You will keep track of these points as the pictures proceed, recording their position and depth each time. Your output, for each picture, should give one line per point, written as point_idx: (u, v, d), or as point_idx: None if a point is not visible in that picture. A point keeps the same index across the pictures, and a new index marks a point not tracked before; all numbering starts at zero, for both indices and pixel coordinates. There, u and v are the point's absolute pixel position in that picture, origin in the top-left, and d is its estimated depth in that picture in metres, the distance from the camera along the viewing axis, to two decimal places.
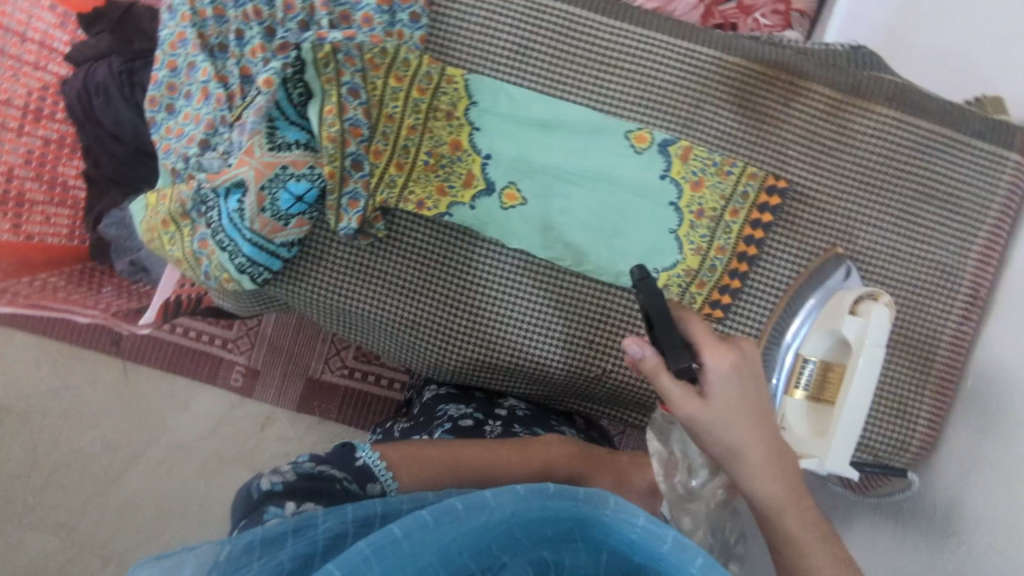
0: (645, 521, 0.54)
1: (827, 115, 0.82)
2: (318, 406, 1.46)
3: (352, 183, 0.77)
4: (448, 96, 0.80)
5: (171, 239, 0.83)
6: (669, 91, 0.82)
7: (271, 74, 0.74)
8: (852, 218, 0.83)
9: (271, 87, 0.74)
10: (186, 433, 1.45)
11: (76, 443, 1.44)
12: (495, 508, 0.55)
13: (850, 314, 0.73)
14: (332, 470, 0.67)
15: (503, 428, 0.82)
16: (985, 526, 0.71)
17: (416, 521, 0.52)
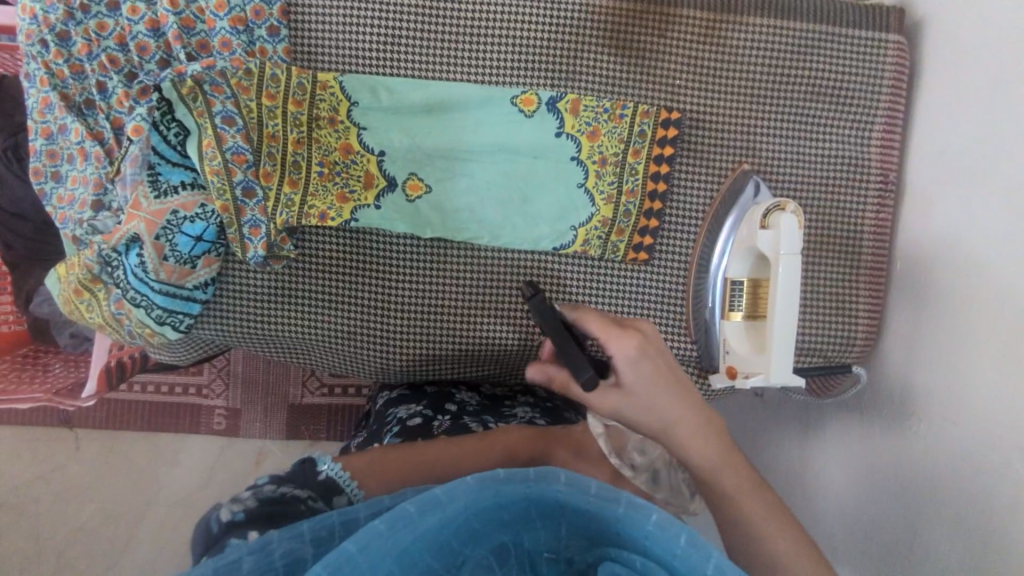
0: (594, 488, 0.52)
1: (704, 37, 0.82)
2: (306, 429, 1.48)
3: (250, 211, 0.75)
4: (327, 102, 0.79)
5: (88, 307, 0.81)
6: (547, 49, 0.81)
7: (138, 120, 0.73)
8: (751, 132, 0.83)
9: (141, 134, 0.72)
10: (183, 486, 1.45)
11: (76, 522, 1.42)
12: (448, 502, 0.51)
13: (762, 228, 0.75)
14: (296, 490, 0.65)
15: (454, 421, 0.83)
16: (939, 400, 0.73)
17: (370, 533, 0.48)
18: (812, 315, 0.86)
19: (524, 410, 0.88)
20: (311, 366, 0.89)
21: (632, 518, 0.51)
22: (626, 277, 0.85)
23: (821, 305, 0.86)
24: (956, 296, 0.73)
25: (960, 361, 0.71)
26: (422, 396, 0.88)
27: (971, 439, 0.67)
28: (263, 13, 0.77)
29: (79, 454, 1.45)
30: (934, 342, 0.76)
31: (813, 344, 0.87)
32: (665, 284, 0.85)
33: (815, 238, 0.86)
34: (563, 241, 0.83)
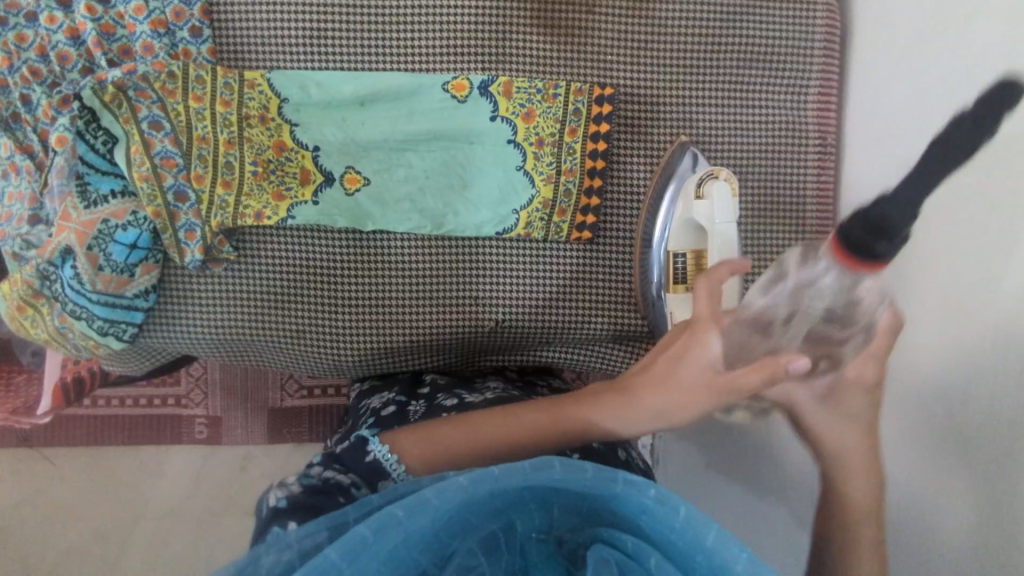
0: (594, 468, 0.52)
1: (632, 10, 0.81)
2: (288, 432, 1.47)
3: (183, 216, 0.75)
4: (256, 100, 0.78)
5: (32, 322, 0.81)
6: (476, 32, 0.80)
7: (62, 131, 0.72)
8: (686, 103, 0.83)
9: (65, 145, 0.72)
10: (170, 498, 1.45)
11: (65, 541, 1.43)
12: (443, 501, 0.51)
13: (698, 199, 0.76)
14: (341, 477, 0.64)
15: (428, 401, 0.82)
16: None
17: (356, 538, 0.48)
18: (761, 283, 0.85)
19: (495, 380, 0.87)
20: (267, 366, 0.89)
21: (627, 494, 0.52)
22: (574, 255, 0.85)
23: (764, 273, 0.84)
24: None
25: None
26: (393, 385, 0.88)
27: (889, 395, 0.66)
28: (184, 14, 0.76)
29: (61, 475, 1.45)
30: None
31: None
32: (613, 261, 0.86)
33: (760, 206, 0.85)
34: (506, 225, 0.83)
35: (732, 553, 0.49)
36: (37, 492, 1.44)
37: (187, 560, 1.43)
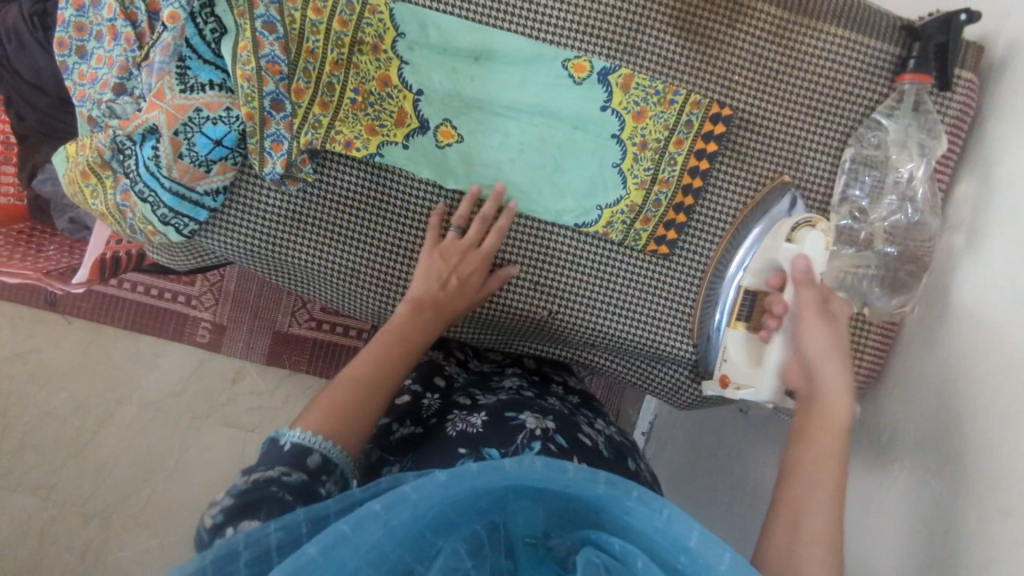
0: (601, 474, 0.49)
1: (772, 36, 0.78)
2: (288, 357, 1.44)
3: (274, 125, 0.73)
4: (373, 28, 0.75)
5: (94, 192, 0.79)
6: (612, 18, 0.78)
7: (176, 7, 0.69)
8: (799, 145, 0.80)
9: (176, 23, 0.69)
10: (157, 391, 1.44)
11: (47, 405, 1.42)
12: (453, 485, 0.48)
13: (788, 241, 0.72)
14: (265, 472, 0.58)
15: (443, 398, 0.82)
16: (923, 450, 0.70)
17: (367, 513, 0.45)
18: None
19: (513, 380, 0.85)
20: (308, 294, 0.87)
21: (629, 504, 0.49)
22: (643, 268, 0.83)
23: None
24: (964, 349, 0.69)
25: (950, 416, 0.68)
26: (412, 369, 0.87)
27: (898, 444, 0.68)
28: None
29: (61, 340, 1.44)
30: (925, 384, 0.75)
31: None
32: (681, 282, 0.83)
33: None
34: (588, 220, 0.81)
35: (724, 557, 0.46)
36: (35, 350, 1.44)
37: (159, 455, 1.41)
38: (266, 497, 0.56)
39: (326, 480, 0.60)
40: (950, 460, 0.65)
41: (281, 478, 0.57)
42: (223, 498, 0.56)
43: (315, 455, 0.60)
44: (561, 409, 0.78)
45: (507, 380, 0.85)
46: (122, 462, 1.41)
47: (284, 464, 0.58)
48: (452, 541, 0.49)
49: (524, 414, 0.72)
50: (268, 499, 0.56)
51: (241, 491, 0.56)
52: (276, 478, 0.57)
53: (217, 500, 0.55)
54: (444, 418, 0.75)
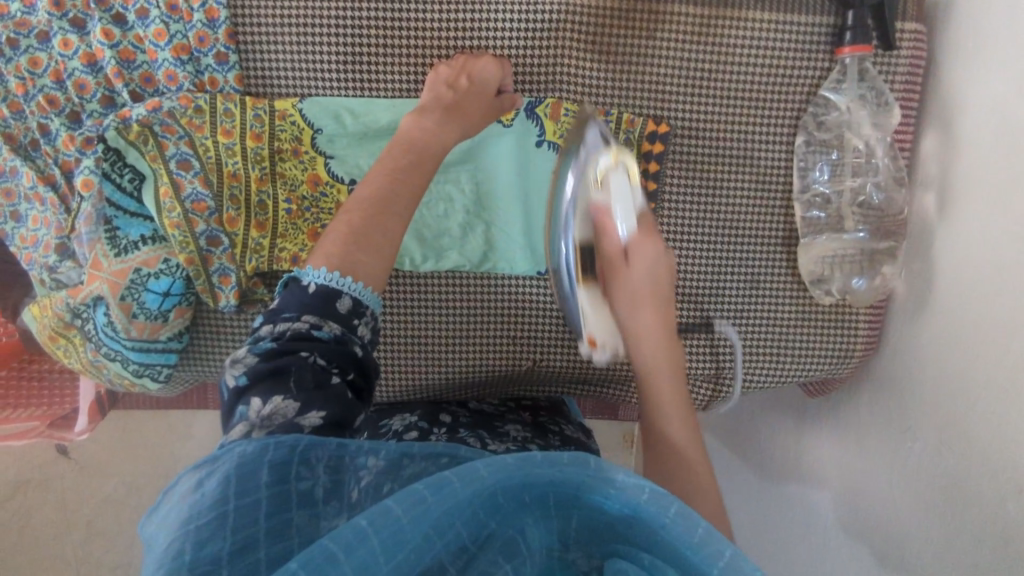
0: (566, 452, 0.47)
1: (696, 36, 0.73)
2: None
3: (217, 260, 0.72)
4: (287, 132, 0.73)
5: (66, 351, 0.81)
6: (525, 59, 0.75)
7: (86, 174, 0.69)
8: (748, 138, 0.77)
9: (91, 189, 0.69)
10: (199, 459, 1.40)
11: (99, 493, 1.37)
12: (460, 489, 0.44)
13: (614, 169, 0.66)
14: (293, 325, 0.51)
15: (451, 435, 0.73)
16: (955, 419, 0.67)
17: (380, 515, 0.40)
18: (799, 333, 0.82)
19: (516, 428, 0.77)
20: None
21: (616, 489, 0.46)
22: None
23: (797, 329, 0.82)
24: (971, 310, 0.66)
25: (975, 383, 0.65)
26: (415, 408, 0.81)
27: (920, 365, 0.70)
28: (207, 39, 0.71)
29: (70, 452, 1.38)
30: (936, 345, 0.71)
31: (803, 365, 0.83)
32: None
33: (797, 270, 0.81)
34: (544, 265, 0.81)
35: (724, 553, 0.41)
36: (45, 470, 1.38)
37: None
38: (295, 364, 0.49)
39: (359, 327, 0.55)
40: (990, 430, 0.62)
41: (315, 331, 0.51)
42: (248, 356, 0.50)
43: (347, 300, 0.54)
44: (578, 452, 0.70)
45: (510, 424, 0.78)
46: None
47: (313, 314, 0.52)
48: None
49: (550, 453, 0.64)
50: (298, 364, 0.49)
51: (268, 348, 0.50)
52: (305, 331, 0.51)
53: (240, 358, 0.50)
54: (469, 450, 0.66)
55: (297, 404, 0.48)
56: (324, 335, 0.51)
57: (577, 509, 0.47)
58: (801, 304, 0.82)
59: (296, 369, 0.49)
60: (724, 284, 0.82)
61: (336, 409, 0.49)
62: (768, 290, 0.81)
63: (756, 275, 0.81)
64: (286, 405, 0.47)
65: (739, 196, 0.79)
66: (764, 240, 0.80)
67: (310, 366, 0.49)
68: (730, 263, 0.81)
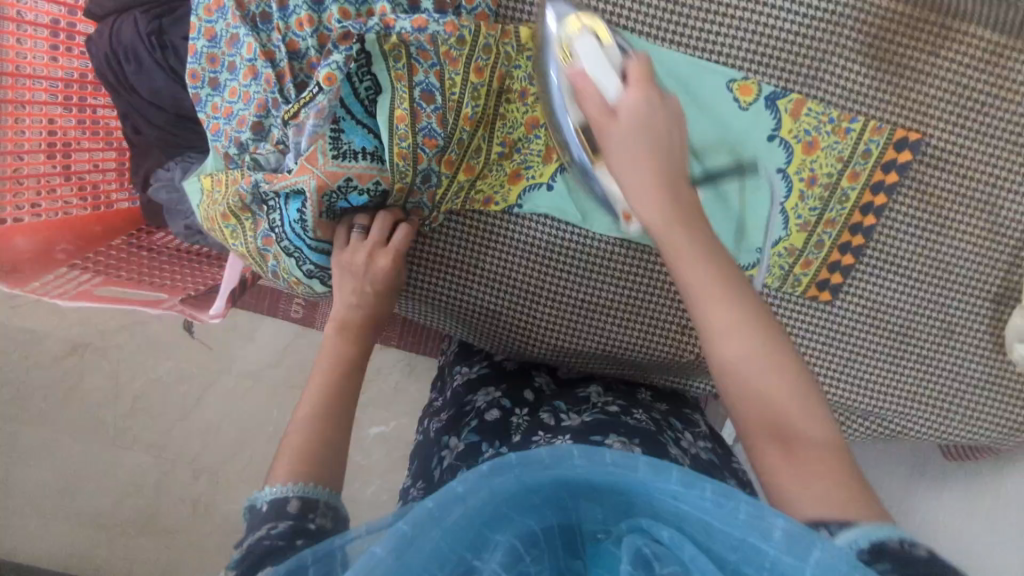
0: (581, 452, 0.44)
1: (982, 64, 0.69)
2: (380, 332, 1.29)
3: (419, 195, 0.77)
4: (521, 74, 0.76)
5: (233, 233, 0.79)
6: (790, 43, 0.70)
7: (333, 69, 0.68)
8: (996, 184, 0.73)
9: (333, 84, 0.67)
10: (254, 361, 1.31)
11: (151, 373, 1.31)
12: (469, 496, 0.43)
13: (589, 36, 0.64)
14: (247, 545, 0.52)
15: (533, 415, 0.78)
16: None
17: (418, 515, 0.42)
18: (977, 395, 0.79)
19: (599, 394, 0.82)
20: (447, 330, 0.90)
21: (614, 469, 0.44)
22: (803, 313, 0.79)
23: (974, 392, 0.79)
24: None
25: None
26: (500, 380, 0.85)
27: None
28: None
29: (136, 326, 1.31)
30: None
31: (969, 428, 0.80)
32: (846, 325, 0.78)
33: (1000, 331, 0.77)
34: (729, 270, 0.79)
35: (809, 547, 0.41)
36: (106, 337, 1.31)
37: (258, 423, 1.30)
38: (262, 552, 0.50)
39: (314, 517, 0.54)
40: None
41: (270, 530, 0.52)
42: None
43: (294, 500, 0.54)
44: (648, 428, 0.73)
45: (592, 389, 0.84)
46: (226, 429, 1.30)
47: (268, 520, 0.53)
48: (492, 562, 0.44)
49: (610, 438, 0.68)
50: (265, 550, 0.50)
51: (236, 560, 0.50)
52: (266, 534, 0.52)
53: None
54: (529, 440, 0.71)
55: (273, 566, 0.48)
56: (280, 528, 0.52)
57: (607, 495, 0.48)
58: (990, 366, 0.78)
59: (264, 552, 0.50)
60: (917, 328, 0.78)
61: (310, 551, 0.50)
62: (961, 343, 0.78)
63: (954, 326, 0.77)
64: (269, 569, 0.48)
65: (963, 241, 0.75)
66: (975, 292, 0.76)
67: (273, 543, 0.50)
68: (932, 306, 0.77)
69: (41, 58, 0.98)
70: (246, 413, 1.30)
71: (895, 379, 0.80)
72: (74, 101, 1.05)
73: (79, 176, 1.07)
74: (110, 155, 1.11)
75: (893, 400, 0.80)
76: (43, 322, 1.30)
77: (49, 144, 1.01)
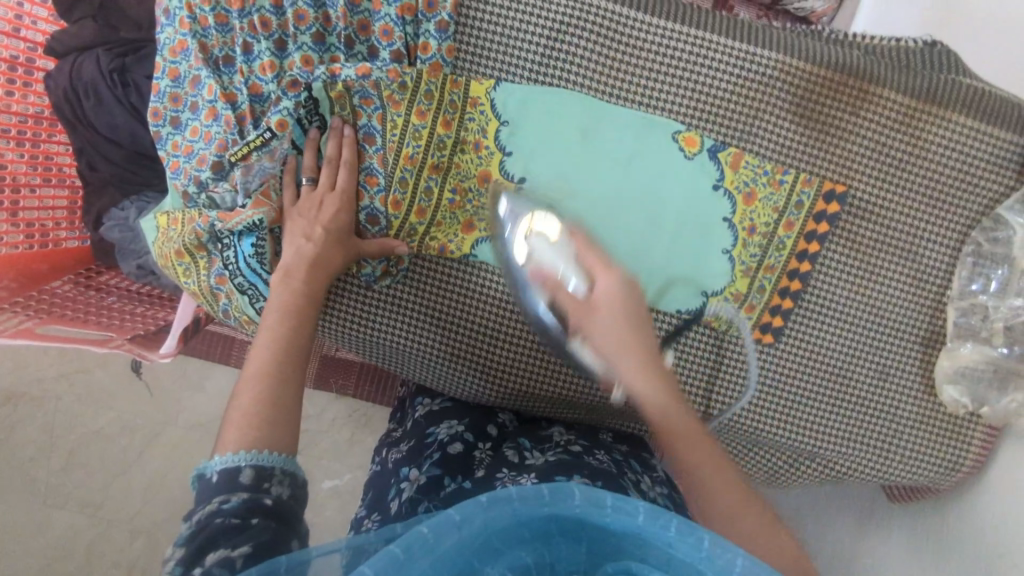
0: (544, 487, 0.45)
1: (900, 124, 0.75)
2: (334, 381, 1.30)
3: (369, 199, 0.79)
4: (476, 123, 0.78)
5: (185, 271, 0.80)
6: (728, 102, 0.76)
7: (284, 115, 0.73)
8: (919, 233, 0.78)
9: (284, 130, 0.73)
10: (203, 410, 1.27)
11: (93, 424, 1.25)
12: (437, 542, 0.42)
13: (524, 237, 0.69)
14: (201, 512, 0.51)
15: (494, 451, 0.78)
16: None
17: (384, 560, 0.40)
18: (914, 435, 0.82)
19: (560, 432, 0.84)
20: (405, 372, 0.89)
21: (611, 513, 0.45)
22: (751, 356, 0.82)
23: (912, 432, 0.82)
24: None
25: None
26: (462, 415, 0.85)
27: None
28: (436, 5, 0.74)
29: (77, 375, 1.27)
30: None
31: (908, 468, 0.83)
32: (789, 368, 0.82)
33: (932, 373, 0.81)
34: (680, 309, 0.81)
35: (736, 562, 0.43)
36: (46, 387, 1.26)
37: None
38: (214, 531, 0.49)
39: (271, 486, 0.54)
40: None
41: (224, 505, 0.51)
42: (174, 551, 0.49)
43: (247, 470, 0.53)
44: (609, 469, 0.73)
45: (553, 429, 0.86)
46: (169, 482, 1.23)
47: (221, 493, 0.52)
48: None
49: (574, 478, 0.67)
50: (221, 531, 0.49)
51: (188, 534, 0.50)
52: (218, 508, 0.51)
53: (169, 556, 0.49)
54: (493, 476, 0.71)
55: (225, 550, 0.48)
56: (235, 504, 0.51)
57: (580, 534, 0.46)
58: (925, 407, 0.82)
59: (219, 534, 0.49)
60: (854, 370, 0.81)
61: (264, 540, 0.50)
62: (897, 384, 0.81)
63: (889, 369, 0.81)
64: (224, 553, 0.48)
65: (893, 286, 0.79)
66: (907, 335, 0.80)
67: (226, 526, 0.49)
68: (867, 349, 0.81)
69: None
70: (189, 465, 1.24)
71: (837, 420, 0.82)
72: (27, 136, 1.04)
73: (19, 209, 1.03)
74: (62, 196, 1.10)
75: (837, 440, 0.83)
76: None
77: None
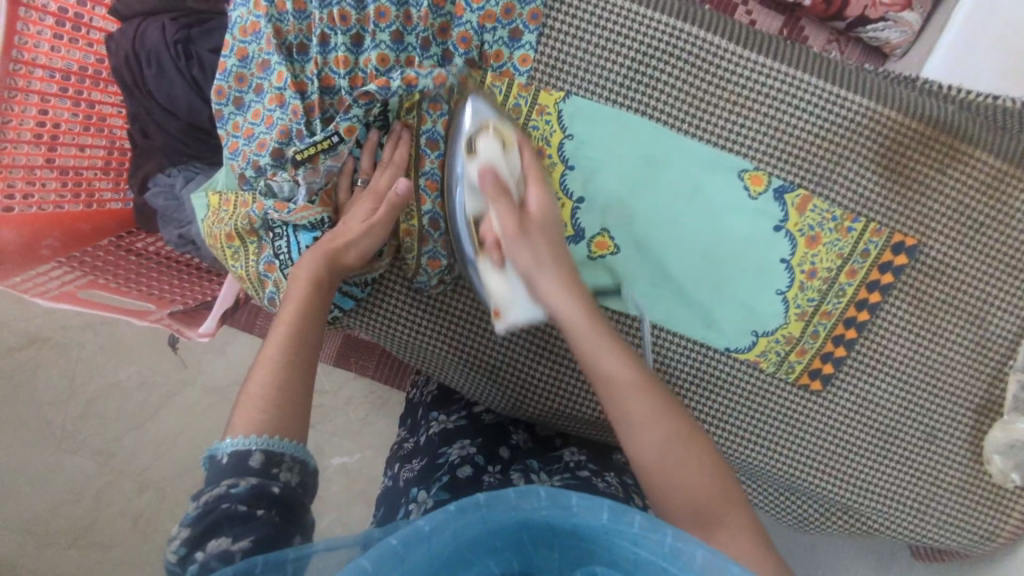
0: (511, 491, 0.44)
1: (983, 184, 0.72)
2: (354, 362, 1.23)
3: (429, 203, 0.78)
4: (539, 131, 0.75)
5: (234, 254, 0.77)
6: (807, 142, 0.73)
7: (353, 121, 0.73)
8: (987, 299, 0.75)
9: (353, 134, 0.73)
10: (222, 377, 1.26)
11: (112, 376, 1.25)
12: (407, 553, 0.41)
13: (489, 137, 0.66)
14: (208, 494, 0.50)
15: (503, 475, 0.73)
16: None
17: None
18: (951, 500, 0.81)
19: (573, 453, 0.78)
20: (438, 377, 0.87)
21: (603, 525, 0.43)
22: (794, 402, 0.80)
23: (950, 496, 0.81)
24: None
25: None
26: (476, 434, 0.79)
27: None
28: (513, 12, 0.72)
29: (102, 325, 1.26)
30: None
31: (940, 531, 0.82)
32: (833, 417, 0.80)
33: (980, 440, 0.79)
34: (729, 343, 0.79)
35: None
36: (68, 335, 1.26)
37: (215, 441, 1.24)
38: (219, 518, 0.48)
39: (279, 473, 0.52)
40: None
41: (233, 488, 0.50)
42: (179, 530, 0.49)
43: (257, 453, 0.52)
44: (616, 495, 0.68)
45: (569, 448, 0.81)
46: (180, 443, 1.23)
47: (228, 476, 0.51)
48: None
49: None
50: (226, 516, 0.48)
51: (194, 514, 0.49)
52: (225, 492, 0.50)
53: (174, 535, 0.49)
54: None
55: (226, 542, 0.47)
56: (242, 490, 0.49)
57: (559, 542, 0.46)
58: (967, 475, 0.80)
59: (224, 520, 0.48)
60: (900, 428, 0.79)
61: (268, 533, 0.48)
62: (942, 447, 0.80)
63: (936, 431, 0.79)
64: (221, 545, 0.47)
65: (951, 350, 0.77)
66: (959, 399, 0.78)
67: (232, 513, 0.48)
68: (915, 409, 0.79)
69: (44, 44, 0.95)
70: (202, 429, 1.24)
71: (875, 475, 0.81)
72: (83, 93, 1.03)
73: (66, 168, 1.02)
74: (99, 150, 1.07)
75: (872, 495, 0.81)
76: (5, 312, 1.24)
77: (37, 133, 0.96)
